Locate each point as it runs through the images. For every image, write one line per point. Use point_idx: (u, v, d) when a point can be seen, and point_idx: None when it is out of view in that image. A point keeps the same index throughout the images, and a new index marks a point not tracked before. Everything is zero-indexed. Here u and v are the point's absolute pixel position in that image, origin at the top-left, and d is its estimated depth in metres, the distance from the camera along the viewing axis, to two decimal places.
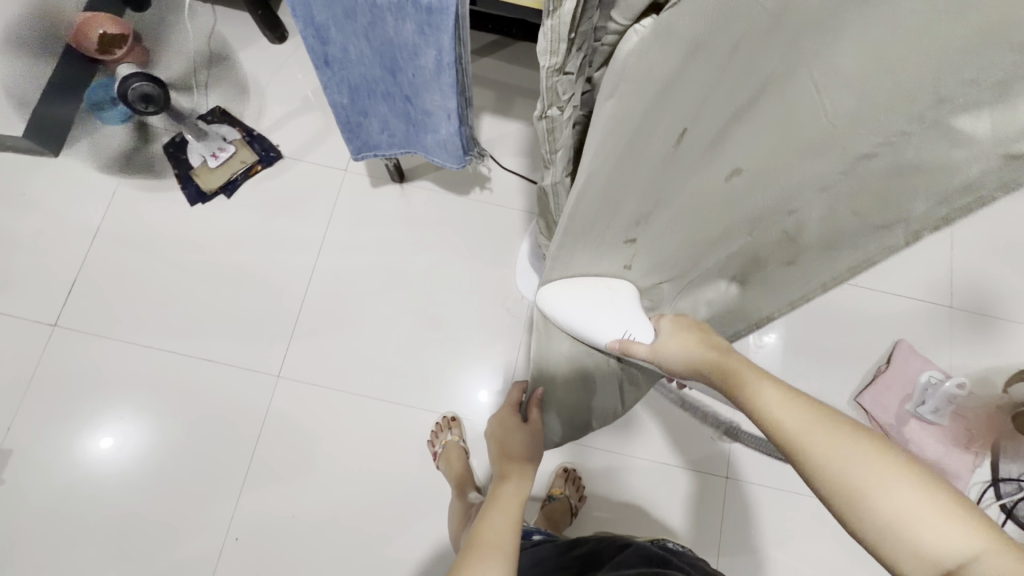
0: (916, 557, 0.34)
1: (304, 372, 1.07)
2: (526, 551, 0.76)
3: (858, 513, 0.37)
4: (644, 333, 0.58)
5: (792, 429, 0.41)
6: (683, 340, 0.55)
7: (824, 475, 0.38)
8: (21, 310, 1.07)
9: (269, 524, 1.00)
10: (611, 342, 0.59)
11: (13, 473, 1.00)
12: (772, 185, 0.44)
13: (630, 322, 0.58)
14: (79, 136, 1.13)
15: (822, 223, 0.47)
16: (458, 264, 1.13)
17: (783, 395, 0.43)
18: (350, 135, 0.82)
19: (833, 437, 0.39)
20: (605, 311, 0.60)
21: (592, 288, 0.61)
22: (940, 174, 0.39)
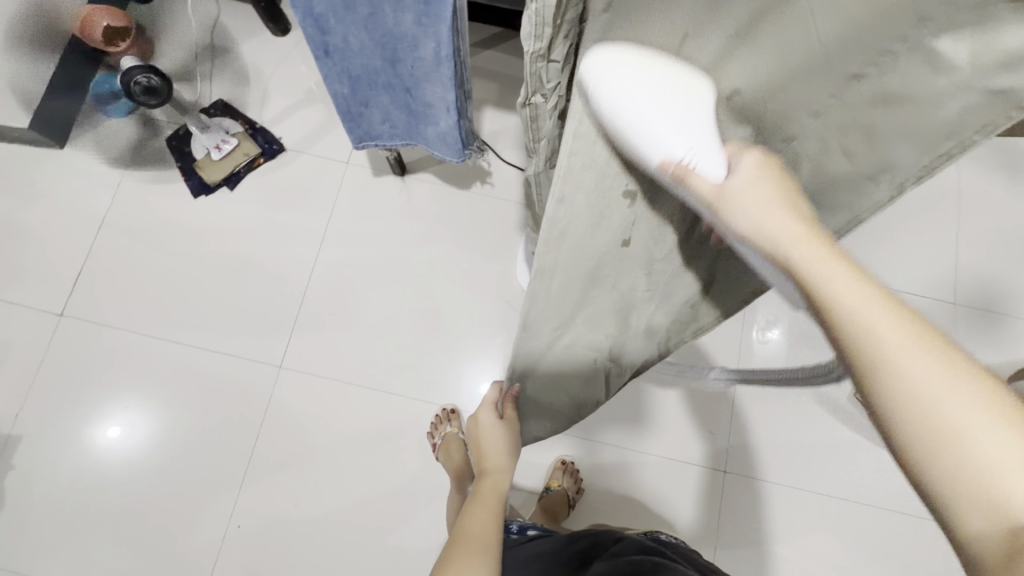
0: (975, 499, 0.29)
1: (306, 363, 1.08)
2: (522, 546, 0.76)
3: (941, 460, 0.30)
4: (715, 163, 0.38)
5: (881, 341, 0.33)
6: (757, 196, 0.38)
7: (894, 394, 0.32)
8: (30, 299, 1.08)
9: (272, 511, 1.01)
10: (663, 162, 0.38)
11: (22, 459, 1.02)
12: (764, 106, 0.37)
13: (697, 142, 0.37)
14: (85, 127, 1.14)
15: (811, 166, 0.40)
16: (459, 257, 1.13)
17: (885, 305, 0.34)
18: (351, 125, 0.82)
19: (937, 369, 0.32)
20: (671, 120, 0.36)
21: (661, 72, 0.35)
22: (922, 107, 0.34)
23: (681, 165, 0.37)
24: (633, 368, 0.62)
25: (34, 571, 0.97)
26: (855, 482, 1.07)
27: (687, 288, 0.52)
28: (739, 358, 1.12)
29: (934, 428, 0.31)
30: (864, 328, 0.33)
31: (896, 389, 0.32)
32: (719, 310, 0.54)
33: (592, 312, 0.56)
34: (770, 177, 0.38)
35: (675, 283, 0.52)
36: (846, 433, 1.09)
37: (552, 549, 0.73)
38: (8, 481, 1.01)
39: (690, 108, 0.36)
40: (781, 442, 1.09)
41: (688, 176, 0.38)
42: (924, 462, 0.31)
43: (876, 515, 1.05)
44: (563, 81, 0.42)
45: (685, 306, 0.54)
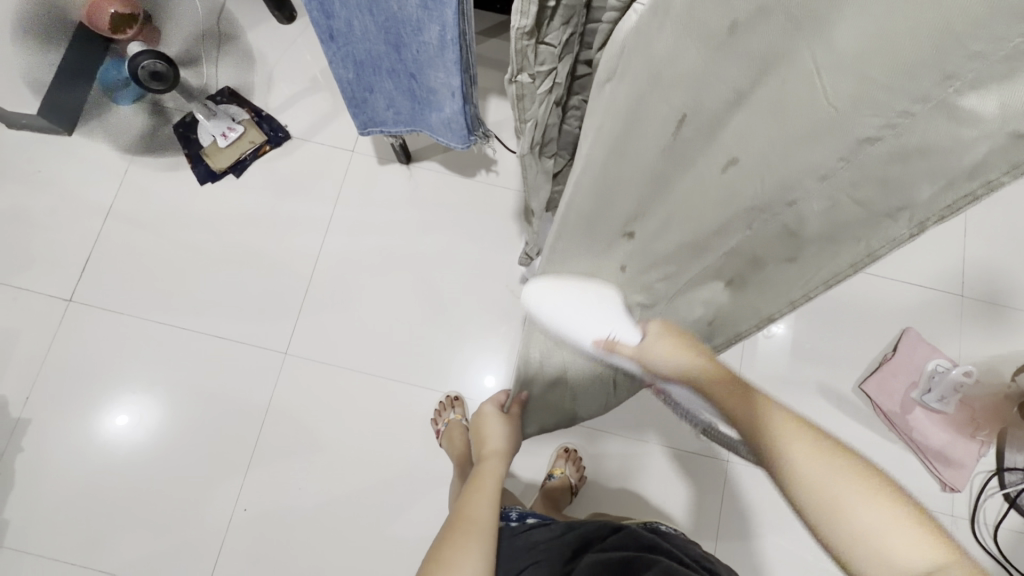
0: (860, 554, 0.37)
1: (311, 350, 1.08)
2: (523, 536, 0.74)
3: (839, 531, 0.38)
4: (630, 334, 0.56)
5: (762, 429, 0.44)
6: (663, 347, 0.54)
7: (783, 473, 0.41)
8: (38, 285, 1.09)
9: (276, 498, 1.02)
10: (593, 340, 0.58)
11: (32, 441, 1.03)
12: (769, 180, 0.39)
13: (614, 322, 0.57)
14: (92, 114, 1.15)
15: (822, 213, 0.39)
16: (463, 246, 1.13)
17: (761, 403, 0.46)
18: (355, 110, 0.83)
19: (802, 443, 0.41)
20: (592, 308, 0.59)
21: (575, 289, 0.62)
22: (946, 159, 0.31)
23: (607, 339, 0.57)
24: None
25: (43, 552, 0.99)
26: None
27: (699, 310, 0.59)
28: (744, 351, 1.12)
29: (820, 504, 0.39)
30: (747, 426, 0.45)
31: (780, 469, 0.42)
32: (732, 332, 0.60)
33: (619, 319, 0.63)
34: (671, 334, 0.55)
35: (686, 305, 0.59)
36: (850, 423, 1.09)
37: (550, 540, 0.71)
38: (18, 464, 1.02)
39: (601, 303, 0.59)
40: None
41: (615, 346, 0.57)
42: (828, 537, 0.39)
43: None
44: (555, 65, 0.47)
45: (703, 322, 0.60)
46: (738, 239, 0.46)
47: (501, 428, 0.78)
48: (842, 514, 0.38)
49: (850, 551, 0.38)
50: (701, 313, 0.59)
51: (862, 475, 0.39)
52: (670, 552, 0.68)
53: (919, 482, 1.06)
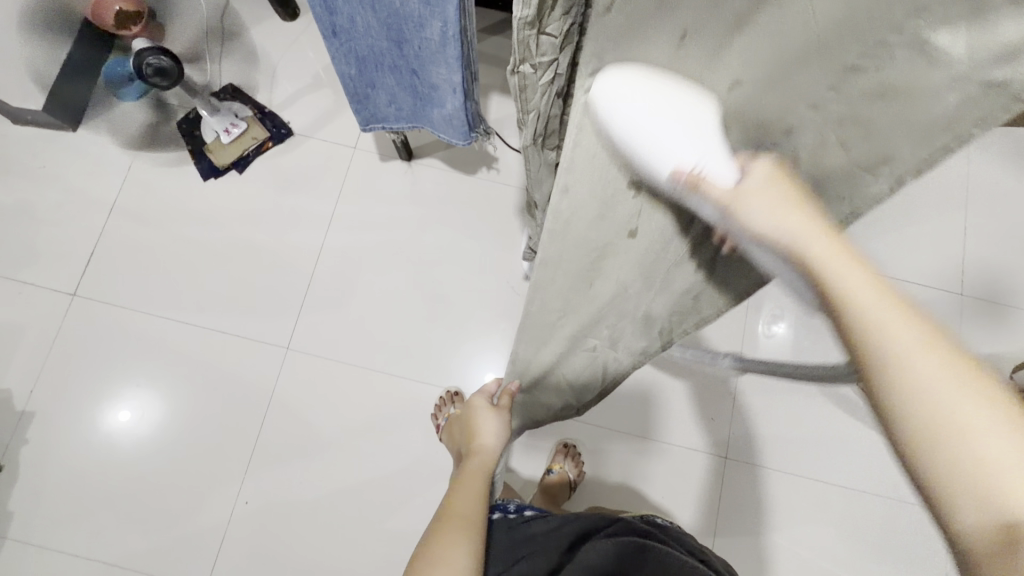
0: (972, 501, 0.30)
1: (312, 345, 1.09)
2: (522, 525, 0.74)
3: (948, 470, 0.30)
4: (726, 170, 0.38)
5: (883, 334, 0.33)
6: (773, 199, 0.37)
7: (896, 395, 0.33)
8: (43, 280, 1.10)
9: (277, 491, 1.03)
10: (676, 169, 0.38)
11: (36, 433, 1.04)
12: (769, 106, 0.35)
13: (712, 148, 0.37)
14: (98, 110, 1.16)
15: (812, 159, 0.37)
16: (465, 242, 1.14)
17: (894, 307, 0.34)
18: (358, 106, 0.83)
19: (929, 363, 0.32)
20: (680, 129, 0.36)
21: (665, 88, 0.35)
22: (921, 101, 0.32)
23: (693, 172, 0.38)
24: (632, 349, 0.59)
25: (47, 542, 1.00)
26: (856, 470, 1.07)
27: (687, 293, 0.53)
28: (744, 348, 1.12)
29: (923, 417, 0.32)
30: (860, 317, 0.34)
31: (890, 381, 0.33)
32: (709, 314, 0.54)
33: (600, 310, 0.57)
34: (787, 184, 0.37)
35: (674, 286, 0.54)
36: (848, 420, 1.09)
37: (547, 531, 0.72)
38: (22, 456, 1.03)
39: (705, 121, 0.36)
40: (780, 431, 1.10)
41: (701, 182, 0.39)
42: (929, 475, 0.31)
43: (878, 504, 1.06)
44: (557, 57, 0.46)
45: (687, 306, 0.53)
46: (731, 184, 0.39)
47: (494, 421, 0.76)
48: (960, 434, 0.30)
49: (946, 476, 0.31)
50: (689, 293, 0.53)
51: (991, 399, 0.31)
52: (663, 540, 0.69)
53: None
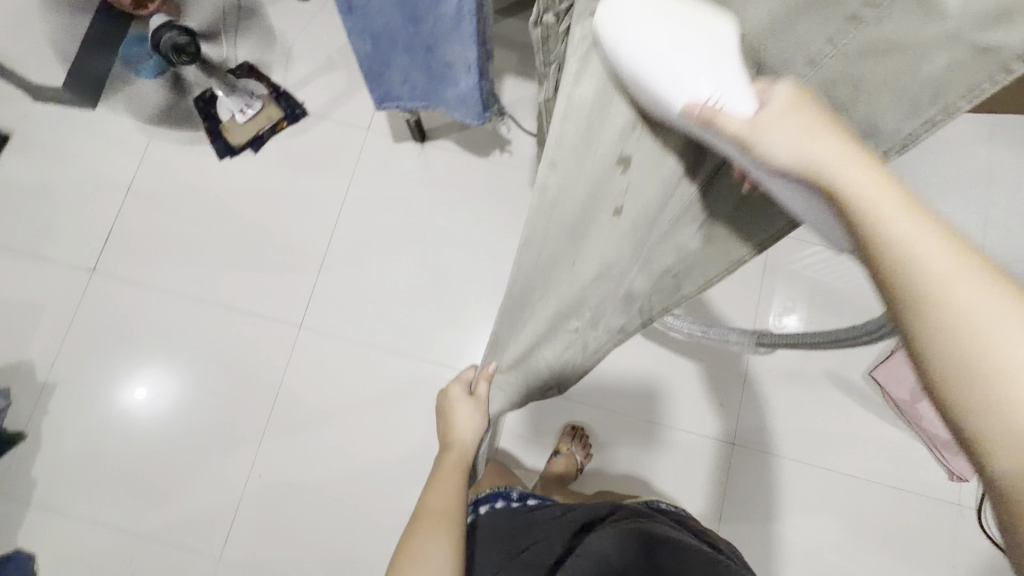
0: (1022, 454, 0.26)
1: (325, 324, 1.11)
2: (526, 517, 0.76)
3: (1004, 431, 0.27)
4: (744, 96, 0.32)
5: (927, 277, 0.29)
6: (784, 119, 0.32)
7: (934, 345, 0.28)
8: (63, 255, 1.13)
9: (289, 466, 1.05)
10: (687, 104, 0.34)
11: (58, 403, 1.07)
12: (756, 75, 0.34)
13: (728, 73, 0.32)
14: (116, 88, 1.17)
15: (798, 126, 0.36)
16: (475, 225, 1.14)
17: (941, 240, 0.29)
18: (372, 85, 0.83)
19: (981, 297, 0.28)
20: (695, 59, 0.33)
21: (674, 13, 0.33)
22: (908, 63, 0.29)
23: (706, 106, 0.33)
24: (611, 327, 0.62)
25: (67, 508, 1.03)
26: (864, 461, 1.07)
27: (669, 256, 0.52)
28: (754, 336, 1.12)
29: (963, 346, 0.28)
30: (889, 240, 0.29)
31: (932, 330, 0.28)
32: (700, 281, 0.53)
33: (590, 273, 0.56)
34: (815, 104, 0.32)
35: (658, 251, 0.51)
36: (858, 410, 1.09)
37: (551, 520, 0.74)
38: (44, 425, 1.06)
39: (712, 47, 0.32)
40: (788, 419, 1.09)
41: (717, 116, 0.33)
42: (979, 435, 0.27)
43: (884, 493, 1.06)
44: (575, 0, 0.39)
45: (668, 274, 0.54)
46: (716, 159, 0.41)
47: (472, 412, 0.79)
48: (990, 364, 0.27)
49: (988, 417, 0.27)
50: (671, 259, 0.52)
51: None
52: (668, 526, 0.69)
53: (927, 471, 1.06)
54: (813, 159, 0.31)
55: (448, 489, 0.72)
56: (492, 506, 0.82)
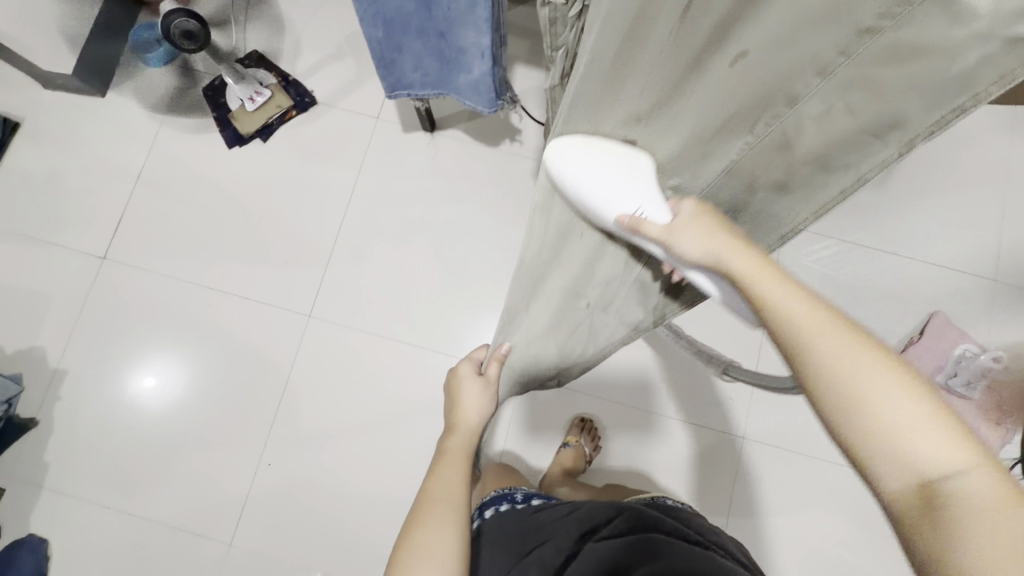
0: (890, 462, 0.34)
1: (333, 314, 1.10)
2: (531, 520, 0.73)
3: (875, 444, 0.34)
4: (660, 210, 0.48)
5: (803, 330, 0.38)
6: (681, 226, 0.47)
7: (814, 377, 0.37)
8: (73, 243, 1.13)
9: (298, 455, 1.06)
10: (620, 216, 0.50)
11: (69, 390, 1.08)
12: (766, 75, 0.36)
13: (644, 197, 0.48)
14: (126, 76, 1.17)
15: (817, 127, 0.37)
16: (484, 216, 1.13)
17: (805, 300, 0.39)
18: (383, 72, 0.82)
19: (841, 341, 0.36)
20: (614, 181, 0.48)
21: (600, 150, 0.48)
22: (938, 65, 0.30)
23: (634, 217, 0.49)
24: (622, 318, 0.65)
25: (78, 493, 1.04)
26: None
27: None
28: None
29: (833, 395, 0.36)
30: (767, 314, 0.40)
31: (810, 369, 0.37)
32: None
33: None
34: (707, 212, 0.46)
35: None
36: None
37: (557, 521, 0.71)
38: (56, 412, 1.07)
39: (629, 177, 0.48)
40: (799, 414, 1.09)
41: (642, 225, 0.49)
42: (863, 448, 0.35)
43: None
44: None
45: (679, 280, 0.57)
46: (730, 157, 0.44)
47: (480, 393, 0.74)
48: (858, 406, 0.35)
49: (866, 448, 0.34)
50: None
51: (897, 373, 0.35)
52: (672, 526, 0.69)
53: None
54: (708, 254, 0.45)
55: (453, 469, 0.64)
56: (496, 509, 0.79)
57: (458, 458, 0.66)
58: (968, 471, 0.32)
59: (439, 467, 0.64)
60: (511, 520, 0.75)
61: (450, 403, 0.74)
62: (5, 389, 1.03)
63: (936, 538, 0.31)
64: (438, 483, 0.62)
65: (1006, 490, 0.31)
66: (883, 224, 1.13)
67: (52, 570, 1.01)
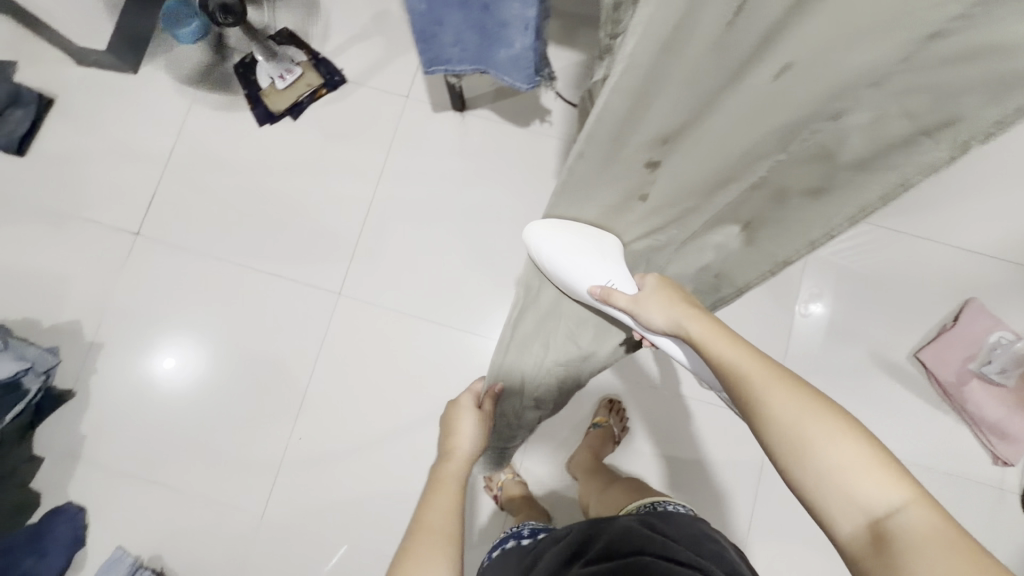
0: (843, 503, 0.43)
1: (363, 292, 1.11)
2: (528, 553, 0.74)
3: (827, 487, 0.44)
4: (628, 286, 0.70)
5: (751, 387, 0.50)
6: (658, 303, 0.64)
7: (769, 431, 0.48)
8: (107, 219, 1.14)
9: (329, 430, 1.07)
10: (594, 287, 0.69)
11: (104, 363, 1.10)
12: (818, 80, 0.45)
13: (615, 274, 0.70)
14: (157, 53, 1.18)
15: (868, 127, 0.48)
16: (514, 196, 1.13)
17: (751, 361, 0.52)
18: (422, 46, 0.80)
19: (784, 397, 0.48)
20: (596, 258, 0.70)
21: (581, 233, 0.70)
22: (1008, 58, 0.37)
23: (605, 288, 0.69)
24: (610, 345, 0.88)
25: (114, 463, 1.06)
26: (904, 442, 1.06)
27: (711, 254, 0.73)
28: (794, 315, 1.10)
29: (792, 446, 0.46)
30: (730, 372, 0.52)
31: (759, 422, 0.49)
32: (743, 281, 0.74)
33: (643, 244, 0.73)
34: (665, 288, 0.65)
35: (701, 250, 0.73)
36: (899, 390, 1.07)
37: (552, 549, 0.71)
38: (92, 383, 1.09)
39: (603, 256, 0.70)
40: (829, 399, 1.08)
41: (612, 294, 0.69)
42: (817, 495, 0.45)
43: (925, 474, 1.05)
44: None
45: (712, 275, 0.76)
46: (767, 166, 0.57)
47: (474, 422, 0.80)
48: (812, 454, 0.45)
49: (820, 493, 0.44)
50: (709, 255, 0.73)
51: (837, 426, 0.46)
52: (672, 543, 0.64)
53: (969, 454, 1.05)
54: (682, 325, 0.60)
55: (446, 497, 0.69)
56: (503, 548, 0.81)
57: (451, 486, 0.71)
58: (903, 506, 0.41)
59: (433, 496, 0.69)
60: (511, 556, 0.77)
61: (447, 431, 0.80)
62: (43, 361, 1.03)
63: (885, 568, 0.40)
64: (432, 515, 0.66)
65: (936, 523, 0.40)
66: (918, 210, 1.11)
67: (89, 539, 1.03)
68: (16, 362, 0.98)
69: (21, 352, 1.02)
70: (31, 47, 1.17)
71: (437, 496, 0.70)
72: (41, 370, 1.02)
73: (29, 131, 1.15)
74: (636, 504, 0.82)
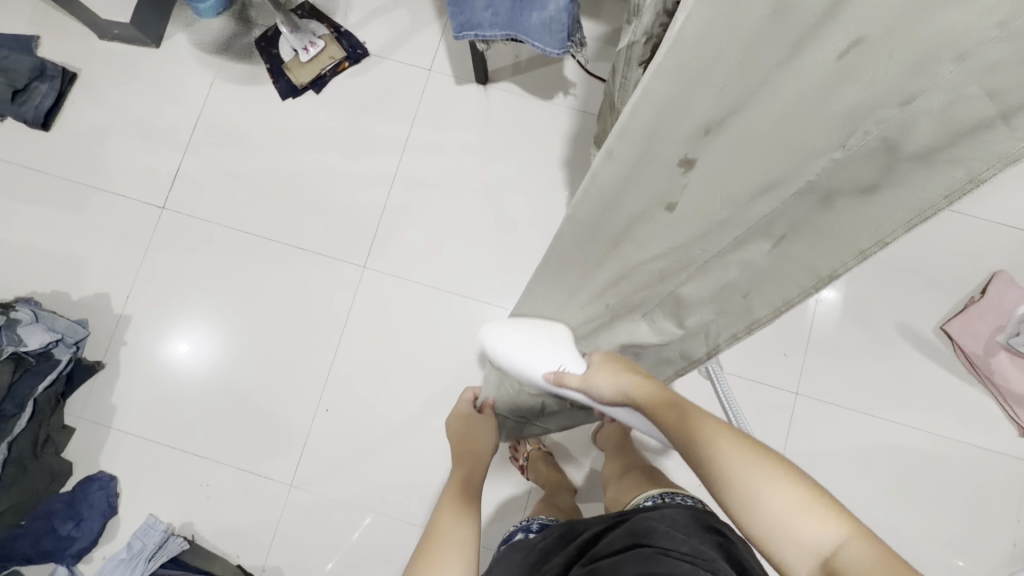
0: (789, 547, 0.44)
1: (388, 265, 1.11)
2: (533, 547, 0.74)
3: (778, 536, 0.44)
4: (578, 366, 0.67)
5: (691, 441, 0.51)
6: (606, 374, 0.62)
7: (716, 487, 0.48)
8: (133, 192, 1.15)
9: (355, 400, 1.08)
10: (546, 373, 0.67)
11: (134, 335, 1.11)
12: (903, 47, 0.27)
13: (564, 357, 0.68)
14: (180, 26, 1.18)
15: (945, 116, 0.30)
16: (538, 168, 1.13)
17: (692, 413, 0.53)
18: (454, 8, 0.80)
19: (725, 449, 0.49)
20: (546, 345, 0.69)
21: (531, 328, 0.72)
22: None
23: (557, 372, 0.66)
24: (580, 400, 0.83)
25: (143, 433, 1.07)
26: (930, 413, 1.06)
27: (732, 274, 0.52)
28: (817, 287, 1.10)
29: (737, 500, 0.46)
30: (671, 427, 0.53)
31: (704, 478, 0.49)
32: (782, 299, 0.51)
33: (659, 265, 0.54)
34: (614, 360, 0.64)
35: (720, 267, 0.52)
36: (924, 361, 1.07)
37: (554, 546, 0.71)
38: (121, 354, 1.10)
39: (553, 339, 0.70)
40: (854, 372, 1.07)
41: (564, 377, 0.66)
42: (767, 541, 0.45)
43: (950, 444, 1.05)
44: None
45: (738, 294, 0.54)
46: (811, 176, 0.38)
47: (474, 427, 0.90)
48: (756, 503, 0.45)
49: (771, 540, 0.45)
50: (734, 273, 0.52)
51: (773, 467, 0.46)
52: (677, 533, 0.62)
53: (993, 425, 1.05)
54: (629, 394, 0.59)
55: (454, 503, 0.69)
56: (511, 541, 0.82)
57: (459, 495, 0.71)
58: (844, 542, 0.42)
59: (445, 501, 0.69)
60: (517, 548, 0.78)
61: (458, 438, 0.88)
62: (73, 333, 1.04)
63: None
64: (446, 517, 0.66)
65: (875, 553, 0.41)
66: None
67: (121, 506, 1.05)
68: (48, 334, 1.00)
69: (51, 324, 1.03)
70: (58, 22, 1.17)
71: (444, 501, 0.70)
72: (70, 342, 1.04)
73: (55, 105, 1.16)
74: (643, 495, 0.80)
